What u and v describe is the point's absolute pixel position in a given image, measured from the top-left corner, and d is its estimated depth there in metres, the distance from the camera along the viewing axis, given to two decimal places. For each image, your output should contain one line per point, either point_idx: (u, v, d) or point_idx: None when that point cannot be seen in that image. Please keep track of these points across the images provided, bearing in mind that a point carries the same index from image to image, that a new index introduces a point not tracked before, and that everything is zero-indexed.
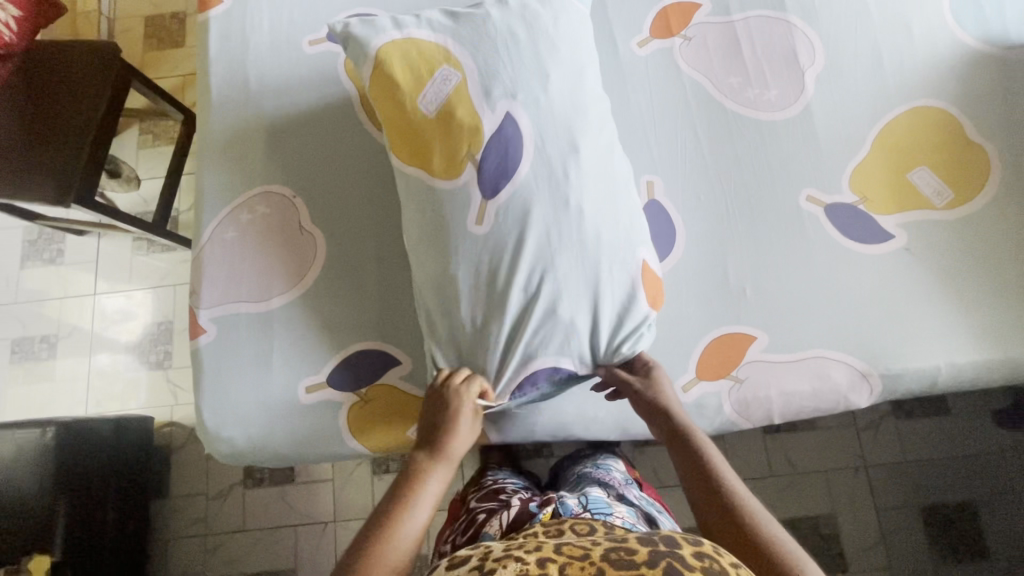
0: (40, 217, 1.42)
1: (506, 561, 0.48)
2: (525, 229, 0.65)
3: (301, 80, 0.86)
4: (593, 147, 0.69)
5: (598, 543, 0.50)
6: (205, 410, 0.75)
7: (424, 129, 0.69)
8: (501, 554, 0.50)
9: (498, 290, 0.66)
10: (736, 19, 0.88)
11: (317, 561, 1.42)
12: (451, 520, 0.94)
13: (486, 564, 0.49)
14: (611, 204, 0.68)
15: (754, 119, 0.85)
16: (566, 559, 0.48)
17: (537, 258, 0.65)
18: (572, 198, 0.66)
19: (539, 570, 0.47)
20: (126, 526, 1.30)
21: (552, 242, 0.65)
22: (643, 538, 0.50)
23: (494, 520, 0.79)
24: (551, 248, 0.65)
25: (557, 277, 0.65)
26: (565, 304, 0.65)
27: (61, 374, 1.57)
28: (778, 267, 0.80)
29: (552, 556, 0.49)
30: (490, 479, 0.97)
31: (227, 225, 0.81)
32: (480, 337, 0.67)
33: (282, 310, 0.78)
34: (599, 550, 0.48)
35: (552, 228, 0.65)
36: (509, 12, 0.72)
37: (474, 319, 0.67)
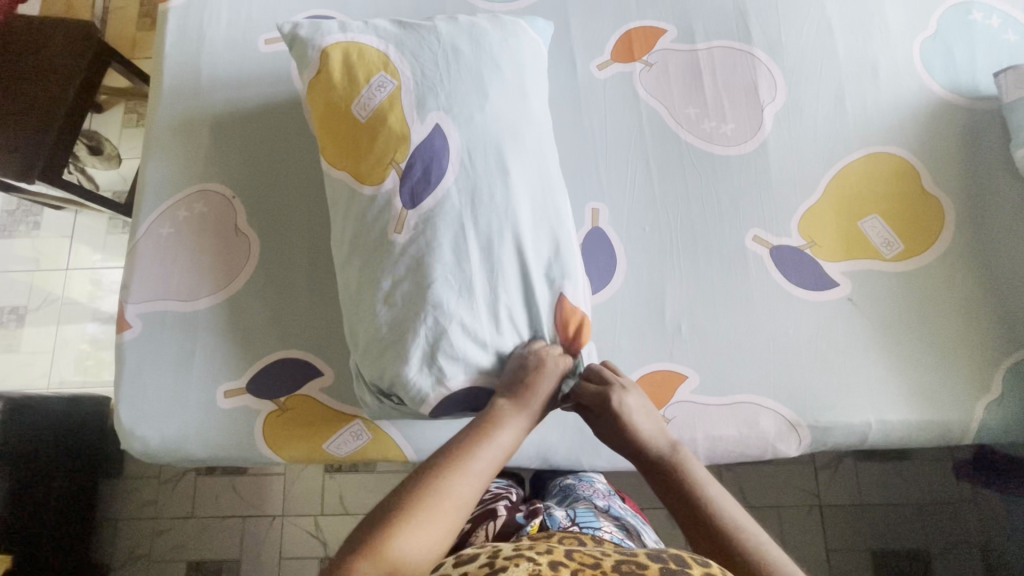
0: (14, 189, 1.42)
1: (518, 559, 0.48)
2: (445, 243, 0.63)
3: (256, 77, 0.86)
4: (525, 169, 0.67)
5: (607, 555, 0.50)
6: (122, 407, 0.75)
7: (354, 134, 0.68)
8: (512, 552, 0.49)
9: (409, 304, 0.63)
10: (700, 48, 0.87)
11: (262, 554, 1.42)
12: None
13: (499, 561, 0.48)
14: (537, 231, 0.67)
15: (707, 152, 0.83)
16: (578, 566, 0.48)
17: (454, 275, 0.63)
18: (495, 219, 0.64)
19: (551, 571, 0.47)
20: (70, 504, 1.31)
21: (472, 261, 0.63)
22: (651, 553, 0.50)
23: (481, 529, 0.78)
24: (470, 265, 0.63)
25: (472, 298, 0.63)
26: (475, 327, 0.63)
27: (27, 345, 1.58)
28: (717, 306, 0.79)
29: (563, 561, 0.48)
30: None
31: (164, 221, 0.81)
32: (390, 346, 0.64)
33: (209, 311, 0.77)
34: (609, 562, 0.49)
35: (473, 246, 0.64)
36: (457, 27, 0.70)
37: (384, 327, 0.64)
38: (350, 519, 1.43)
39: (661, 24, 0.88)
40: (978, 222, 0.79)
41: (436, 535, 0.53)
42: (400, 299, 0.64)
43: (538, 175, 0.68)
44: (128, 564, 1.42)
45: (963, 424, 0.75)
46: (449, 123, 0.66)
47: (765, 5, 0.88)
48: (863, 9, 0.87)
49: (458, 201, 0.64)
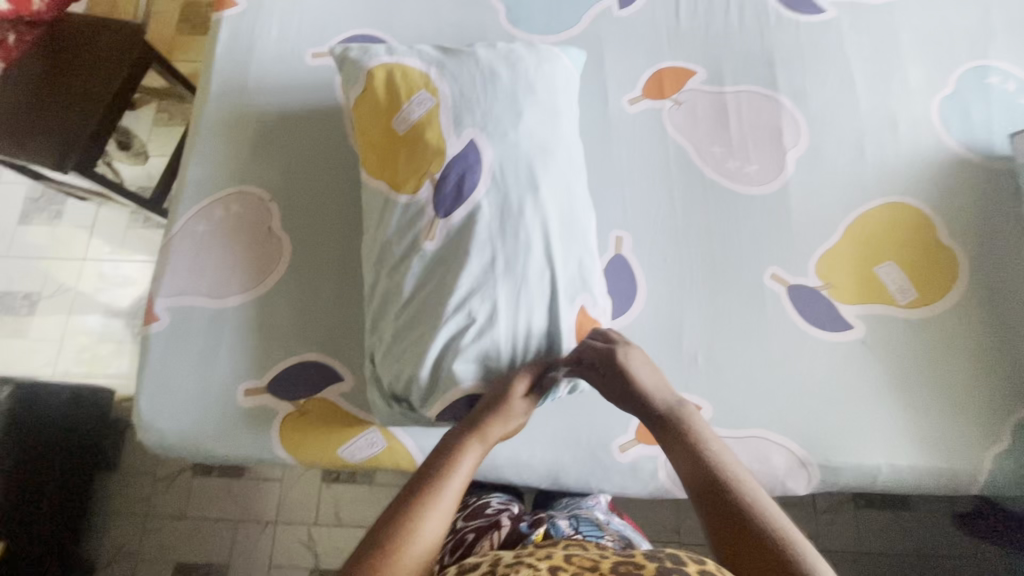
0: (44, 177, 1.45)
1: (519, 566, 0.51)
2: (472, 253, 0.65)
3: (298, 88, 0.89)
4: (554, 187, 0.68)
5: (605, 557, 0.52)
6: (143, 398, 0.76)
7: (392, 145, 0.71)
8: (513, 560, 0.52)
9: (436, 314, 0.65)
10: (728, 91, 0.90)
11: (252, 560, 1.40)
12: None
13: (502, 569, 0.51)
14: (561, 248, 0.67)
15: (730, 190, 0.86)
16: (576, 567, 0.51)
17: (478, 284, 0.64)
18: (522, 231, 0.66)
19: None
20: (64, 494, 1.29)
21: (497, 272, 0.65)
22: (648, 554, 0.53)
23: (485, 539, 0.79)
24: (495, 275, 0.65)
25: (494, 310, 0.64)
26: (495, 339, 0.64)
27: (36, 331, 1.59)
28: (733, 339, 0.81)
29: (562, 565, 0.51)
30: (473, 495, 0.92)
31: (200, 219, 0.83)
32: (412, 350, 0.65)
33: (236, 309, 0.79)
34: (607, 563, 0.51)
35: (500, 257, 0.65)
36: (496, 53, 0.74)
37: (407, 333, 0.66)
38: (344, 530, 1.41)
39: (691, 66, 0.92)
40: (990, 275, 0.82)
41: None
42: (425, 306, 0.65)
43: (566, 192, 0.69)
44: (115, 561, 1.39)
45: (972, 473, 0.76)
46: (484, 141, 0.68)
47: (791, 55, 0.92)
48: (885, 66, 0.91)
49: (486, 213, 0.66)
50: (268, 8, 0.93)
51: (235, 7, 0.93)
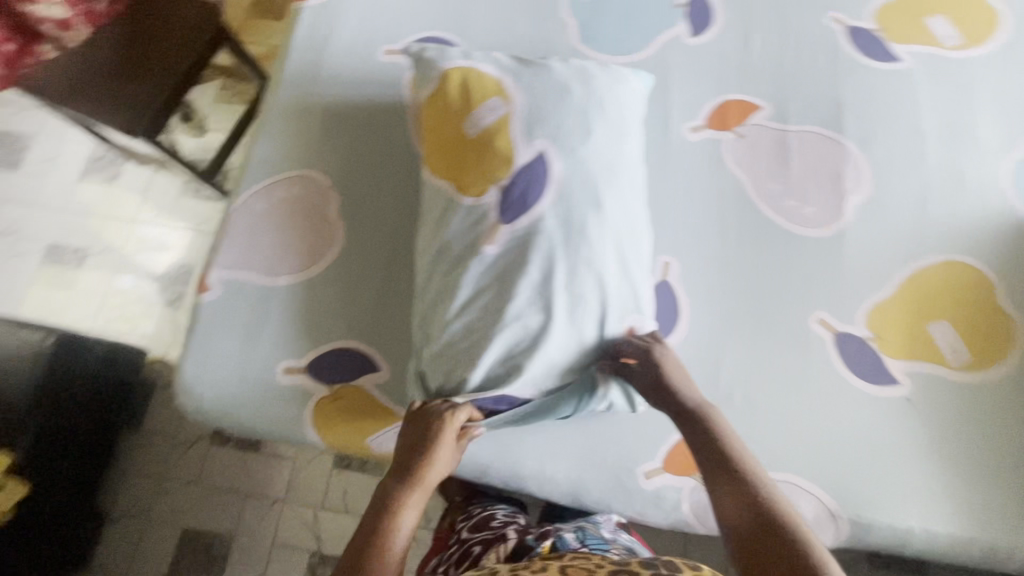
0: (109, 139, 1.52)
1: None
2: (531, 263, 0.66)
3: (368, 81, 0.91)
4: (616, 205, 0.70)
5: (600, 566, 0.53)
6: (188, 363, 0.78)
7: (461, 148, 0.72)
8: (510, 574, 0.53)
9: (486, 314, 0.66)
10: (792, 129, 0.90)
11: (257, 535, 1.42)
12: (438, 548, 0.93)
13: None
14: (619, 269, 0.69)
15: (785, 229, 0.85)
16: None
17: (535, 292, 0.66)
18: (584, 247, 0.67)
19: None
20: (88, 446, 1.33)
21: (555, 284, 0.66)
22: (644, 563, 0.53)
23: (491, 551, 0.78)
24: (552, 286, 0.66)
25: (548, 323, 0.66)
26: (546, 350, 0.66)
27: (81, 286, 1.64)
28: (773, 379, 0.79)
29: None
30: (478, 507, 0.94)
31: (261, 197, 0.85)
32: (462, 348, 0.67)
33: (286, 289, 0.81)
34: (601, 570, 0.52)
35: (559, 270, 0.66)
36: (571, 68, 0.75)
37: (456, 333, 0.67)
38: (348, 519, 1.42)
39: (757, 100, 0.92)
40: None
41: None
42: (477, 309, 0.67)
43: (631, 217, 0.71)
44: (125, 518, 1.43)
45: (1010, 548, 0.73)
46: (553, 155, 0.69)
47: (861, 101, 0.91)
48: (957, 121, 0.89)
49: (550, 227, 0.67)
50: (348, 2, 0.96)
51: None
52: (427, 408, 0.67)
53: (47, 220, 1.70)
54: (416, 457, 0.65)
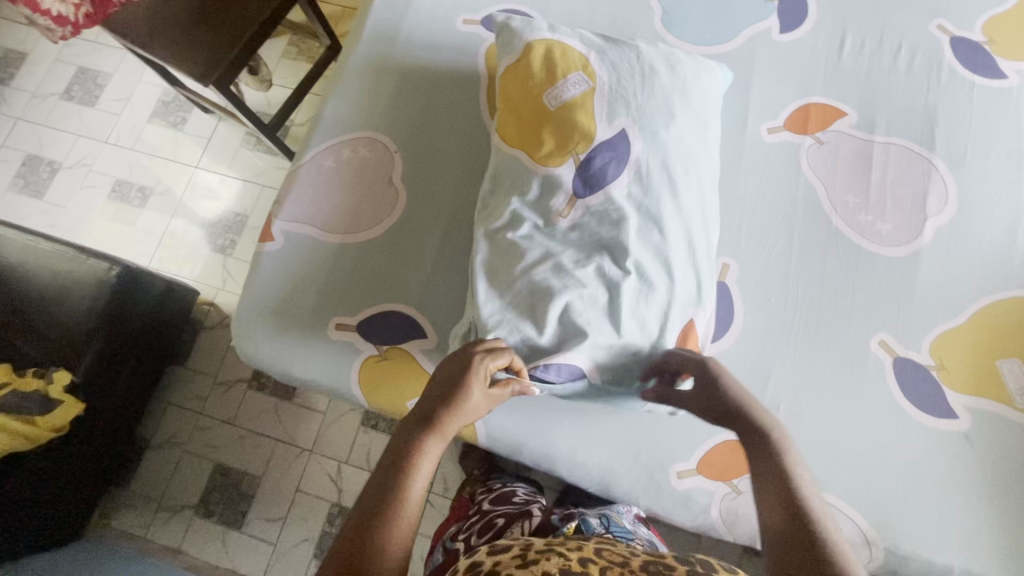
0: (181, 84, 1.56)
1: (549, 554, 0.50)
2: (608, 233, 0.69)
3: (444, 47, 0.91)
4: (693, 190, 0.72)
5: (635, 555, 0.52)
6: (245, 307, 0.81)
7: (539, 118, 0.73)
8: (544, 548, 0.51)
9: (553, 282, 0.67)
10: (877, 140, 0.85)
11: (283, 480, 1.48)
12: (455, 514, 0.94)
13: (531, 554, 0.50)
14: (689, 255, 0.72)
15: (855, 244, 0.82)
16: (608, 562, 0.50)
17: (607, 262, 0.68)
18: (660, 225, 0.70)
19: (581, 567, 0.48)
20: (138, 376, 1.40)
21: (628, 257, 0.68)
22: (680, 558, 0.51)
23: (516, 526, 0.79)
24: (626, 258, 0.68)
25: (618, 299, 0.67)
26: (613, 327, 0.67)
27: (141, 223, 1.71)
28: (822, 397, 0.77)
29: (593, 558, 0.50)
30: (500, 483, 0.97)
31: (329, 154, 0.87)
32: (526, 310, 0.68)
33: (343, 248, 0.83)
34: (638, 562, 0.50)
35: (634, 244, 0.68)
36: (657, 51, 0.77)
37: (523, 297, 0.68)
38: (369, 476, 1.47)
39: (843, 106, 0.87)
40: None
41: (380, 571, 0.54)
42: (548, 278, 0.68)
43: (705, 206, 0.74)
44: (164, 446, 1.51)
45: None
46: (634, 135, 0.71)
47: (956, 118, 0.85)
48: None
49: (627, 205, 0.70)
50: None
51: None
52: (463, 349, 0.64)
53: (116, 157, 1.78)
54: (443, 400, 0.62)
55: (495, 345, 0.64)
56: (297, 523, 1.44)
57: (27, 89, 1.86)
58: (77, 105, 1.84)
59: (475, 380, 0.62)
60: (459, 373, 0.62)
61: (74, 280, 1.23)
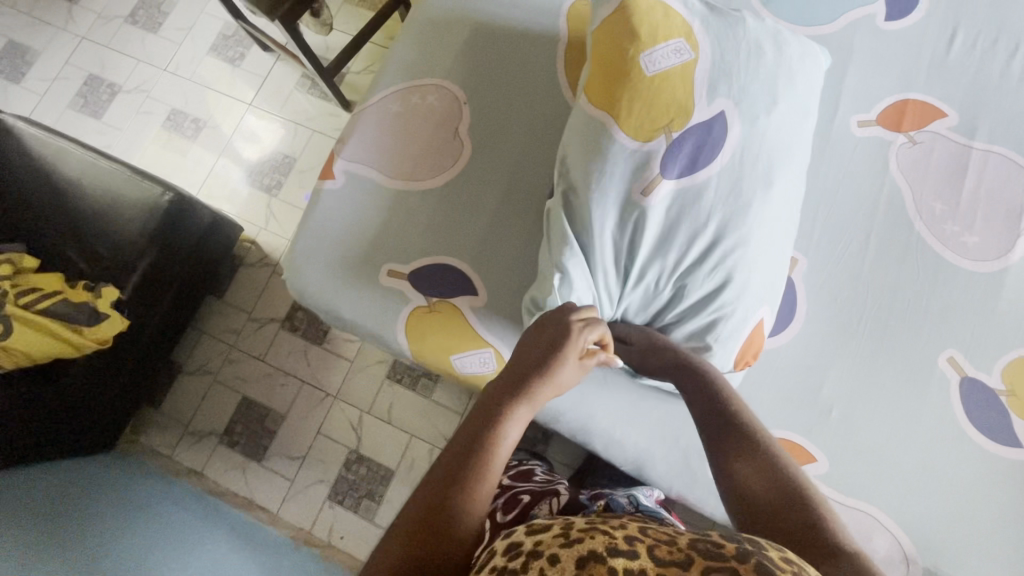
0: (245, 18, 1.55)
1: (592, 532, 0.46)
2: (691, 219, 0.67)
3: (530, 2, 0.88)
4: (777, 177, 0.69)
5: (681, 532, 0.48)
6: (300, 242, 0.81)
7: (635, 84, 0.69)
8: (585, 526, 0.47)
9: (629, 261, 0.68)
10: (977, 146, 0.80)
11: (305, 421, 1.51)
12: None
13: (572, 533, 0.46)
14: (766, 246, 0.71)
15: (936, 255, 0.78)
16: (654, 541, 0.46)
17: (687, 250, 0.67)
18: (747, 219, 0.67)
19: (627, 545, 0.44)
20: (178, 302, 1.43)
21: (711, 248, 0.67)
22: (729, 534, 0.47)
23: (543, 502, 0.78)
24: (710, 248, 0.67)
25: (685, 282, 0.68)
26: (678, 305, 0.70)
27: (192, 154, 1.73)
28: (879, 409, 0.74)
29: (638, 537, 0.46)
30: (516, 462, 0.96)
31: (398, 98, 0.85)
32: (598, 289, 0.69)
33: (402, 195, 0.81)
34: (686, 537, 0.46)
35: (717, 234, 0.67)
36: (763, 27, 0.73)
37: (597, 276, 0.68)
38: (389, 429, 1.49)
39: (944, 106, 0.82)
40: None
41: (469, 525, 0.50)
42: (622, 252, 0.68)
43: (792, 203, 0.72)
44: (196, 374, 1.55)
45: None
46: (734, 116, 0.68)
47: None
48: None
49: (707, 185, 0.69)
50: None
51: None
52: (563, 314, 0.63)
53: (173, 86, 1.79)
54: (541, 363, 0.60)
55: (592, 316, 0.64)
56: (315, 464, 1.48)
57: (94, 9, 1.87)
58: (140, 30, 1.85)
59: (575, 348, 0.61)
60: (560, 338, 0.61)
61: (131, 200, 1.25)
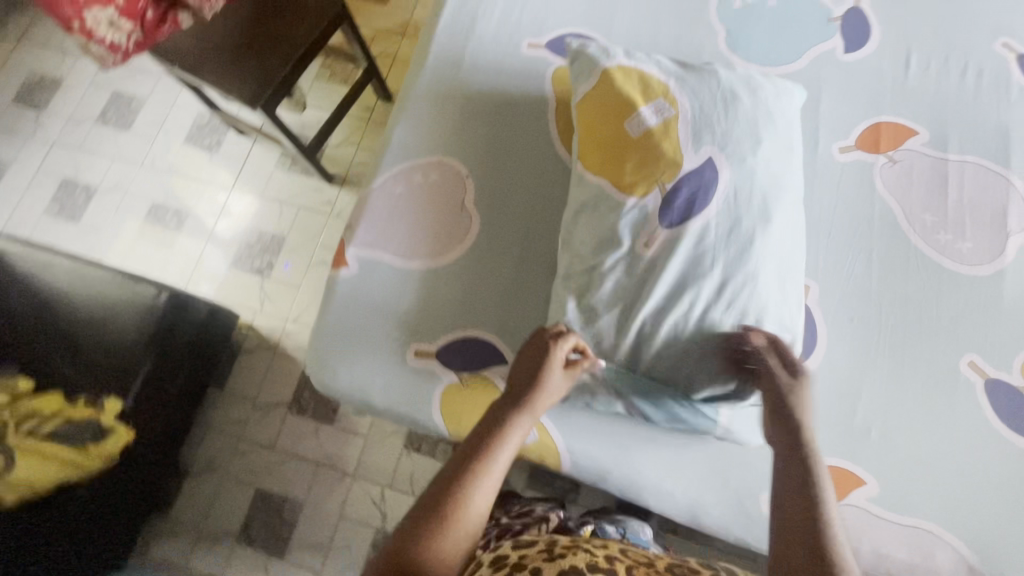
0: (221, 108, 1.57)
1: None
2: (699, 260, 0.68)
3: (512, 72, 0.91)
4: (784, 215, 0.71)
5: None
6: (322, 334, 0.81)
7: (624, 147, 0.73)
8: None
9: (644, 312, 0.68)
10: (951, 158, 0.85)
11: (325, 505, 1.45)
12: None
13: None
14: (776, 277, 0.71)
15: (936, 264, 0.81)
16: None
17: (699, 292, 0.67)
18: (754, 254, 0.68)
19: None
20: (182, 401, 1.37)
21: (723, 288, 0.67)
22: None
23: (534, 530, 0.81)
24: (722, 288, 0.67)
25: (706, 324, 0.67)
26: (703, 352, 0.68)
27: (178, 245, 1.71)
28: (915, 421, 0.76)
29: None
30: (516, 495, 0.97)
31: (399, 179, 0.87)
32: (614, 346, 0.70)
33: (418, 273, 0.82)
34: None
35: (727, 273, 0.67)
36: (736, 76, 0.77)
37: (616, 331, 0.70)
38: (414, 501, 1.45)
39: (914, 125, 0.87)
40: None
41: (461, 536, 0.59)
42: (636, 303, 0.69)
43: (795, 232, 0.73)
44: (205, 472, 1.49)
45: None
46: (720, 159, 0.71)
47: None
48: None
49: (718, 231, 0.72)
50: None
51: None
52: (544, 332, 0.70)
53: (151, 180, 1.78)
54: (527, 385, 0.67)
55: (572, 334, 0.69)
56: (342, 550, 1.42)
57: (63, 114, 1.87)
58: (113, 129, 1.85)
59: (555, 365, 0.67)
60: (541, 357, 0.67)
61: (123, 302, 1.24)
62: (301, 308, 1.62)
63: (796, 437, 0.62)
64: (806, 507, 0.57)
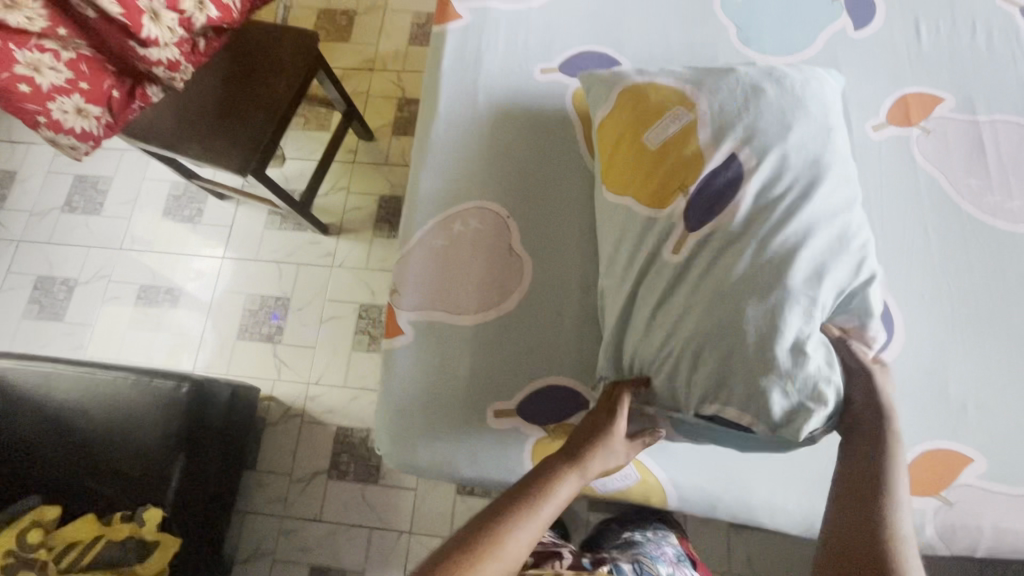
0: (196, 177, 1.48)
1: None
2: (725, 258, 0.65)
3: (532, 102, 0.88)
4: (855, 209, 0.70)
5: None
6: (392, 410, 0.76)
7: (640, 161, 0.74)
8: None
9: (680, 322, 0.65)
10: (982, 120, 0.85)
11: (387, 569, 1.39)
12: None
13: None
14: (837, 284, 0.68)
15: (991, 227, 0.81)
16: None
17: (732, 291, 0.63)
18: (789, 240, 0.64)
19: None
20: (218, 493, 1.29)
21: (761, 282, 0.62)
22: None
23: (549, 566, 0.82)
24: (760, 282, 0.62)
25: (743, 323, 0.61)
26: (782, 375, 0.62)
27: (176, 326, 1.62)
28: (1008, 390, 0.75)
29: None
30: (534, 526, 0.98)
31: (438, 232, 0.82)
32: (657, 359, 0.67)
33: (480, 329, 0.78)
34: None
35: (760, 266, 0.63)
36: (773, 75, 0.76)
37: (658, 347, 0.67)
38: None
39: (939, 92, 0.87)
40: None
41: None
42: (700, 318, 0.64)
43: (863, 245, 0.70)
44: (253, 558, 1.42)
45: None
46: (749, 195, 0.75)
47: None
48: None
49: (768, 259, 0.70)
50: (493, 23, 0.93)
51: (459, 20, 0.94)
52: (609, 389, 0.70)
53: (134, 262, 1.68)
54: (586, 444, 0.67)
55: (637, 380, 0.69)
56: None
57: (25, 209, 1.75)
58: (82, 215, 1.74)
59: (617, 432, 0.67)
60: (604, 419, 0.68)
61: (143, 403, 1.14)
62: (322, 368, 1.55)
63: (873, 437, 0.64)
64: (866, 499, 0.61)
